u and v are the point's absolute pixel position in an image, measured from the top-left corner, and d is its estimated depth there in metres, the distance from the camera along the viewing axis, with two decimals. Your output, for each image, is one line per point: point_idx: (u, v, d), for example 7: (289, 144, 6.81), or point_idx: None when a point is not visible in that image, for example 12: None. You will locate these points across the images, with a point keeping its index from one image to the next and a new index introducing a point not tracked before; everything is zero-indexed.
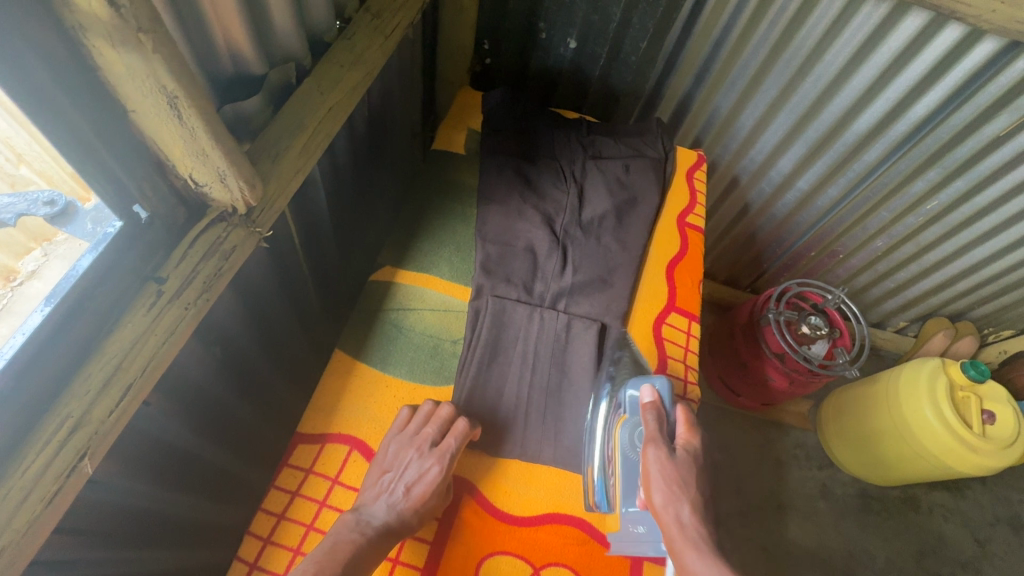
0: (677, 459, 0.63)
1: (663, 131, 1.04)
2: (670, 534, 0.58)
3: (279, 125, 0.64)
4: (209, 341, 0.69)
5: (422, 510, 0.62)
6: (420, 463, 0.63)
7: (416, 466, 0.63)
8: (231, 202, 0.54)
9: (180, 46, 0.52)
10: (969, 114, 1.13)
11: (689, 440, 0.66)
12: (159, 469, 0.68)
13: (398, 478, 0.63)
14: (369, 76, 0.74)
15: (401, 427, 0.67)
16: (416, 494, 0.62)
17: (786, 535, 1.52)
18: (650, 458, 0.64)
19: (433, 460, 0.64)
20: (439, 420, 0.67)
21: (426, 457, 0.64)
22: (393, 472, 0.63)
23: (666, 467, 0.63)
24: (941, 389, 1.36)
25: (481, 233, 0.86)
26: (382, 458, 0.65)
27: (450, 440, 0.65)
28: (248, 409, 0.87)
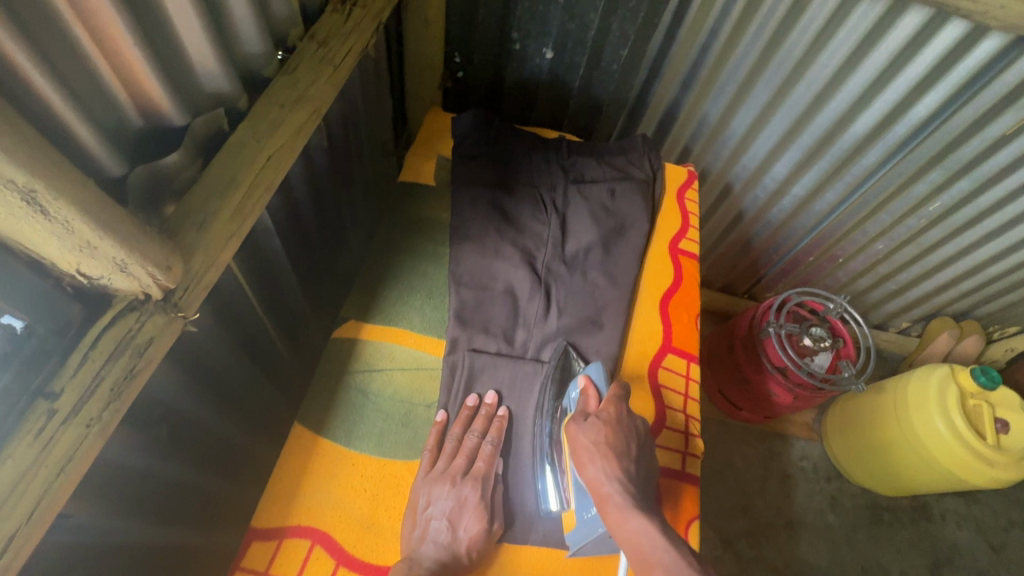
0: (602, 432, 0.62)
1: (650, 148, 0.96)
2: (604, 497, 0.58)
3: (206, 182, 0.54)
4: (154, 428, 0.61)
5: (473, 537, 0.61)
6: (457, 492, 0.62)
7: (455, 496, 0.62)
8: (142, 289, 0.45)
9: (70, 116, 0.44)
10: (972, 113, 1.06)
11: (615, 413, 0.65)
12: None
13: (438, 514, 0.61)
14: (315, 114, 0.65)
15: (428, 463, 0.65)
16: (460, 525, 0.61)
17: (797, 554, 1.45)
18: (575, 435, 0.63)
19: (469, 487, 0.63)
20: (467, 441, 0.66)
21: (462, 486, 0.63)
22: (432, 508, 0.61)
23: (592, 441, 0.62)
24: (952, 400, 1.29)
25: (455, 276, 0.78)
26: (415, 500, 0.62)
27: (482, 463, 0.65)
28: (222, 488, 0.77)
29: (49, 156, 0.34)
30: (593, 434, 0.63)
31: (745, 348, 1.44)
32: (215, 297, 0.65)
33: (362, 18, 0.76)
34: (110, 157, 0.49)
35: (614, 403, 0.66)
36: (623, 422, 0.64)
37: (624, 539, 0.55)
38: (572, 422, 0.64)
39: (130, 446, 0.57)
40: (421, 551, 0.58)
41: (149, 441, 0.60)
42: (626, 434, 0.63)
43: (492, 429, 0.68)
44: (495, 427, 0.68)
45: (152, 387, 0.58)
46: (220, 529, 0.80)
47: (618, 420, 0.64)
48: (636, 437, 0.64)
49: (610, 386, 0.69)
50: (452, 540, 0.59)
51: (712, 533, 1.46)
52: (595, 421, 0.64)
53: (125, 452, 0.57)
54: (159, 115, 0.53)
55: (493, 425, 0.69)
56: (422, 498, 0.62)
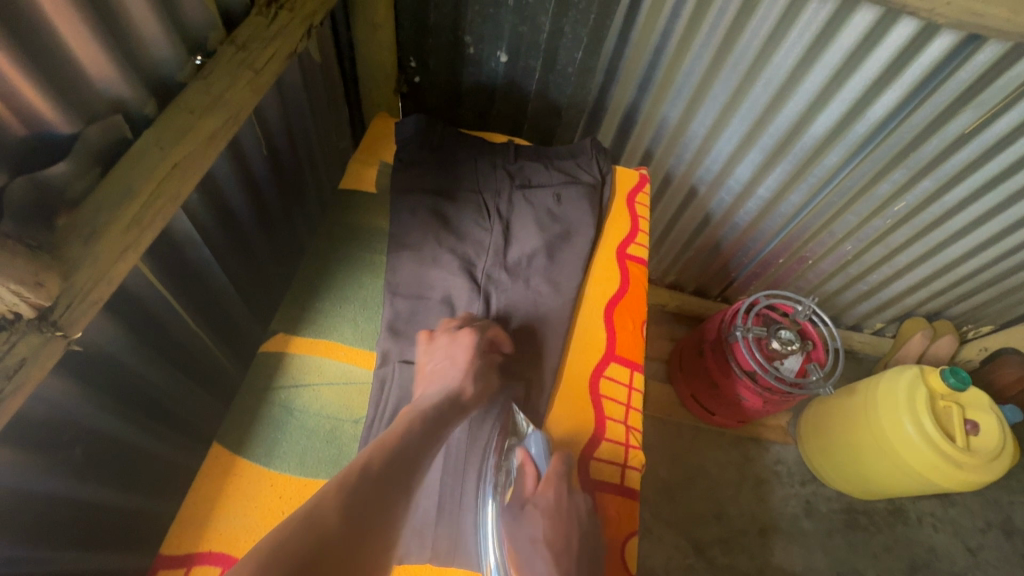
0: (540, 521, 0.61)
1: (599, 152, 0.94)
2: None
3: (99, 193, 0.52)
4: (60, 450, 0.58)
5: (477, 391, 0.66)
6: (453, 340, 0.69)
7: (466, 347, 0.68)
8: (8, 308, 0.43)
9: None
10: (929, 113, 1.05)
11: (556, 494, 0.63)
12: None
13: (439, 362, 0.67)
14: (232, 122, 0.63)
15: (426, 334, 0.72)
16: (460, 365, 0.66)
17: (771, 560, 1.43)
18: (512, 528, 0.62)
19: (465, 333, 0.69)
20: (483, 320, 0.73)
21: (458, 336, 0.69)
22: (434, 362, 0.67)
23: (531, 536, 0.61)
24: (921, 401, 1.27)
25: (391, 286, 0.76)
26: (422, 362, 0.68)
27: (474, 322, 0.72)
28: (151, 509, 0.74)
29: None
30: (531, 528, 0.62)
31: (714, 353, 1.42)
32: (128, 313, 0.62)
33: (290, 22, 0.74)
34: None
35: (551, 485, 0.64)
36: (563, 507, 0.62)
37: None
38: (507, 513, 0.64)
39: (23, 471, 0.54)
40: (425, 397, 0.63)
41: (49, 464, 0.57)
42: (567, 520, 0.61)
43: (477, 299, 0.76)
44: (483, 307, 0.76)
45: (50, 408, 0.55)
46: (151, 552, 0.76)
47: (557, 507, 0.62)
48: (578, 524, 0.62)
49: (551, 459, 0.66)
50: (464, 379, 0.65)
51: (684, 541, 1.43)
52: (533, 512, 0.63)
53: (18, 479, 0.54)
54: (44, 120, 0.50)
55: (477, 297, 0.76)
56: (425, 362, 0.68)
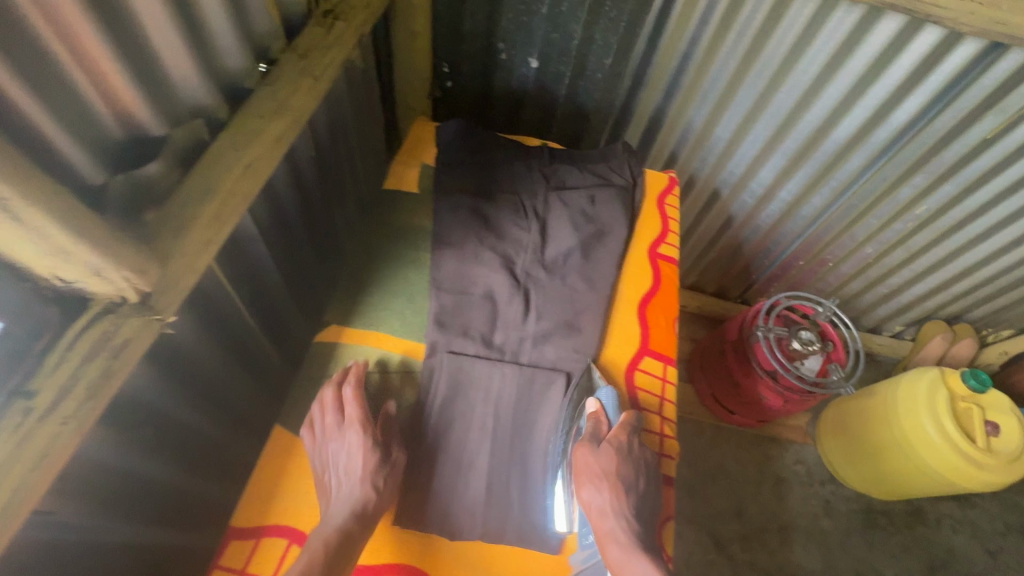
0: (614, 460, 0.67)
1: (630, 156, 0.97)
2: (606, 533, 0.63)
3: (185, 190, 0.56)
4: (142, 429, 0.62)
5: (383, 484, 0.63)
6: (344, 445, 0.64)
7: (357, 451, 0.63)
8: (117, 292, 0.47)
9: (52, 130, 0.46)
10: (951, 118, 1.07)
11: (628, 440, 0.69)
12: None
13: (337, 470, 0.63)
14: (296, 124, 0.67)
15: (313, 436, 0.66)
16: (355, 471, 0.62)
17: (790, 558, 1.45)
18: (585, 461, 0.67)
19: (353, 432, 0.64)
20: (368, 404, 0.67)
21: (345, 436, 0.64)
22: (334, 468, 0.63)
23: (603, 470, 0.66)
24: (941, 404, 1.28)
25: (436, 281, 0.80)
26: (318, 471, 0.64)
27: (352, 408, 0.66)
28: (211, 491, 0.78)
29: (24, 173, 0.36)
30: (604, 462, 0.67)
31: (735, 353, 1.45)
32: (201, 302, 0.66)
33: (344, 31, 0.78)
34: (89, 165, 0.51)
35: (624, 432, 0.69)
36: (632, 451, 0.69)
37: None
38: (583, 446, 0.68)
39: (112, 448, 0.58)
40: (334, 514, 0.60)
41: (132, 443, 0.61)
42: (635, 464, 0.68)
43: (357, 376, 0.70)
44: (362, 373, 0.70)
45: (135, 390, 0.60)
46: (210, 531, 0.81)
47: (626, 450, 0.68)
48: (642, 469, 0.69)
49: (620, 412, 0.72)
50: (364, 486, 0.61)
51: (705, 538, 1.46)
52: (608, 449, 0.68)
53: (107, 454, 0.58)
54: (138, 123, 0.54)
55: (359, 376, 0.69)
56: (322, 469, 0.64)
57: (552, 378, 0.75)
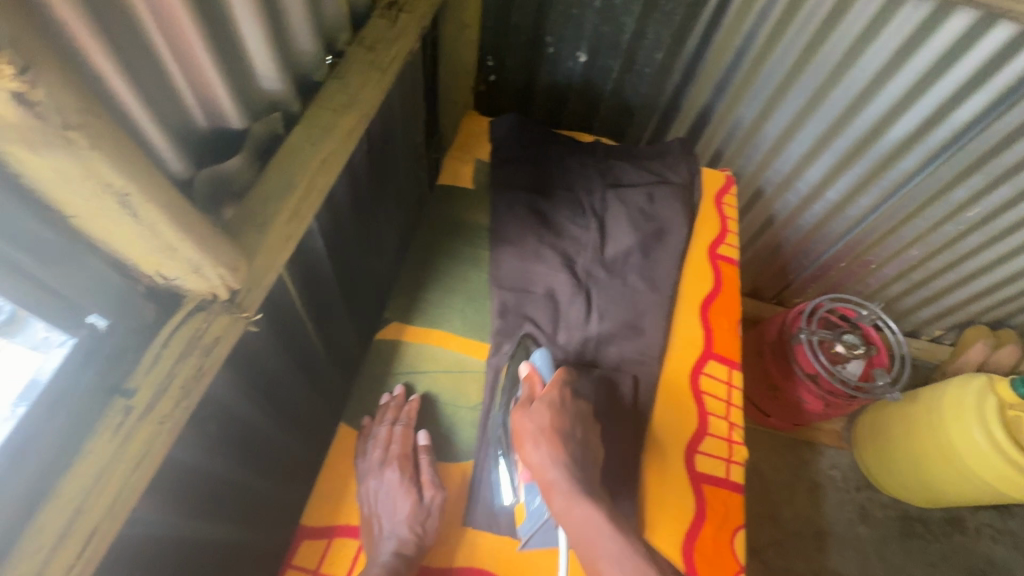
0: (548, 415, 0.62)
1: (687, 153, 0.95)
2: (549, 484, 0.58)
3: (264, 187, 0.55)
4: (216, 429, 0.61)
5: (426, 528, 0.61)
6: (385, 483, 0.62)
7: (401, 489, 0.62)
8: (210, 289, 0.46)
9: (149, 125, 0.45)
10: (1017, 118, 1.03)
11: (560, 396, 0.64)
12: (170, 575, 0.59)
13: (381, 508, 0.62)
14: (364, 118, 0.66)
15: (361, 474, 0.65)
16: (398, 510, 0.60)
17: (827, 564, 1.42)
18: (521, 420, 0.62)
19: (394, 470, 0.63)
20: (411, 442, 0.66)
21: (386, 474, 0.63)
22: (377, 506, 0.62)
23: (537, 428, 0.61)
24: (992, 414, 1.22)
25: (496, 279, 0.79)
26: (363, 509, 0.62)
27: (393, 446, 0.64)
28: (270, 489, 0.77)
29: (147, 174, 0.34)
30: (538, 419, 0.62)
31: (775, 355, 1.42)
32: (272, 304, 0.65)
33: (408, 22, 0.76)
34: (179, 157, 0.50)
35: (556, 388, 0.64)
36: (567, 405, 0.64)
37: (568, 527, 0.56)
38: (518, 408, 0.64)
39: (192, 447, 0.58)
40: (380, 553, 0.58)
41: (209, 441, 0.61)
42: (571, 418, 0.63)
43: (401, 413, 0.68)
44: (405, 410, 0.68)
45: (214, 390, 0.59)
46: (268, 530, 0.80)
47: (562, 404, 0.63)
48: (580, 421, 0.63)
49: (553, 370, 0.68)
50: (409, 532, 0.59)
51: None
52: (540, 406, 0.63)
53: (186, 454, 0.57)
54: (222, 115, 0.53)
55: (404, 410, 0.68)
56: (367, 507, 0.62)
57: (619, 376, 0.73)
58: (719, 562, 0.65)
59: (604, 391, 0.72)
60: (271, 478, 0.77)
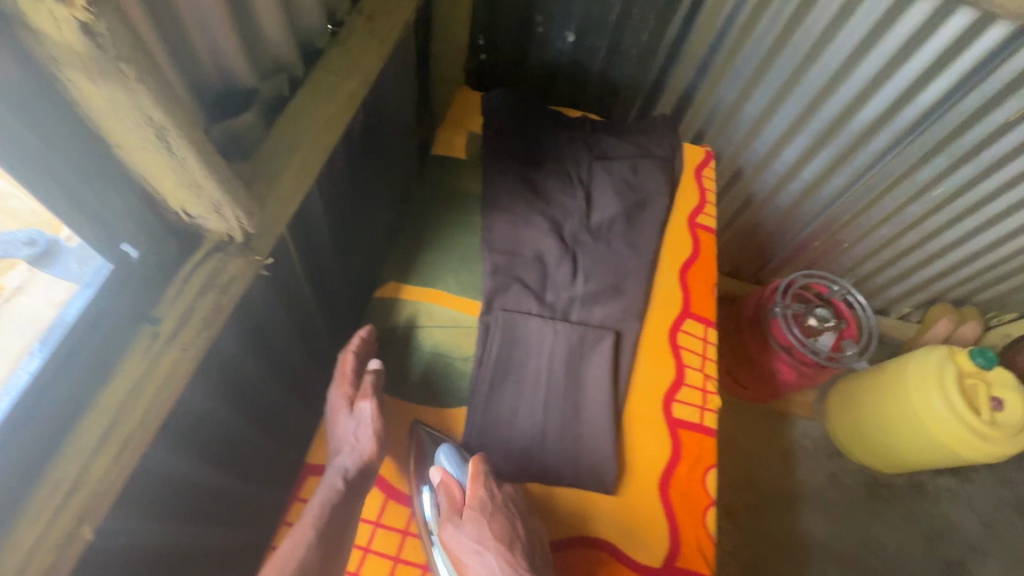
0: (482, 526, 0.61)
1: (669, 128, 1.00)
2: None
3: (274, 142, 0.59)
4: (224, 379, 0.65)
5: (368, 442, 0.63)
6: (335, 405, 0.67)
7: (341, 410, 0.66)
8: (228, 230, 0.50)
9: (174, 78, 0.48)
10: (976, 101, 1.02)
11: (487, 497, 0.63)
12: (176, 511, 0.61)
13: (335, 429, 0.66)
14: (365, 83, 0.69)
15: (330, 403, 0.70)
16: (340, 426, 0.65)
17: (799, 527, 1.48)
18: (454, 541, 0.60)
19: (339, 395, 0.68)
20: (354, 367, 0.69)
21: (337, 398, 0.68)
22: (334, 431, 0.66)
23: (477, 539, 0.61)
24: (952, 380, 1.28)
25: (488, 243, 0.83)
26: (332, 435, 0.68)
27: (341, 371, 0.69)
28: (268, 444, 0.79)
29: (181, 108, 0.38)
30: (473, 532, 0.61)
31: (751, 329, 1.46)
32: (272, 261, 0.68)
33: None
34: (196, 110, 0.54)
35: (478, 488, 0.63)
36: (495, 502, 0.62)
37: None
38: (446, 527, 0.61)
39: (205, 393, 0.61)
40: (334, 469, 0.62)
41: (219, 389, 0.64)
42: (503, 514, 0.62)
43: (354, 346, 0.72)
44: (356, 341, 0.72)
45: (221, 341, 0.62)
46: (266, 484, 0.82)
47: (490, 507, 0.62)
48: (510, 509, 0.63)
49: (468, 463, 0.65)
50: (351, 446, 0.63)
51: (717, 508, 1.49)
52: (473, 518, 0.61)
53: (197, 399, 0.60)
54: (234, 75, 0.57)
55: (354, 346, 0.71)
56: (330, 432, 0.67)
57: (600, 332, 0.78)
58: (692, 498, 0.71)
59: (587, 346, 0.78)
60: (267, 434, 0.79)
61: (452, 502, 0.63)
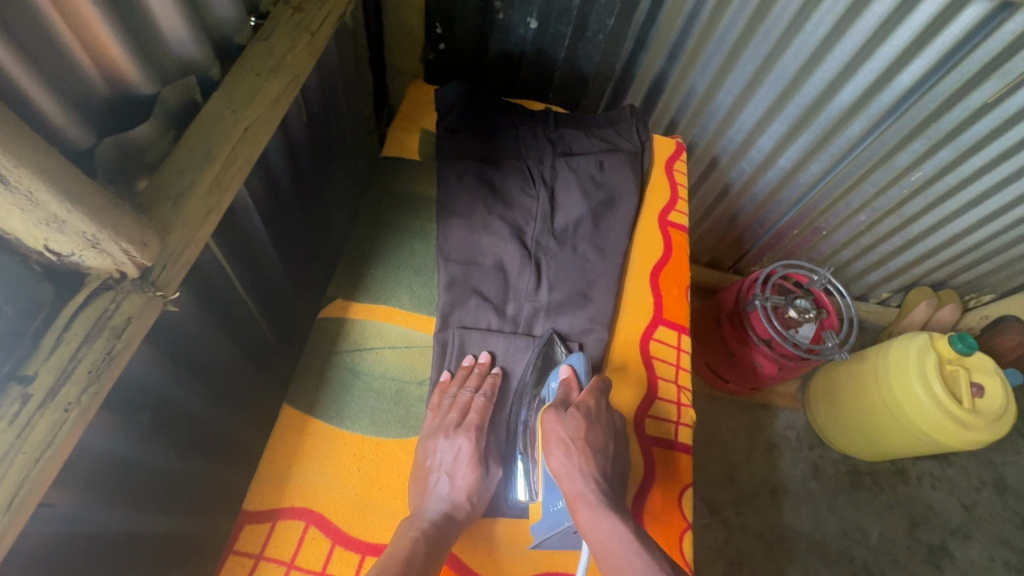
0: (581, 426, 0.63)
1: (638, 119, 0.93)
2: (575, 495, 0.59)
3: (179, 156, 0.51)
4: (128, 405, 0.57)
5: (475, 506, 0.61)
6: (451, 445, 0.63)
7: (467, 461, 0.62)
8: (116, 267, 0.44)
9: (43, 99, 0.43)
10: (953, 83, 0.97)
11: (595, 405, 0.65)
12: (83, 564, 0.55)
13: (438, 468, 0.62)
14: (294, 82, 0.62)
15: (427, 425, 0.65)
16: (458, 480, 0.61)
17: (782, 519, 1.37)
18: (551, 425, 0.63)
19: (463, 438, 0.63)
20: (484, 416, 0.66)
21: (455, 438, 0.63)
22: (435, 465, 0.62)
23: (568, 437, 0.62)
24: (932, 366, 1.21)
25: (444, 252, 0.77)
26: (422, 462, 0.62)
27: (473, 416, 0.65)
28: (211, 474, 0.73)
29: None
30: (571, 428, 0.63)
31: (732, 321, 1.37)
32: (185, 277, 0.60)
33: None
34: (60, 117, 0.45)
35: (593, 396, 0.66)
36: (601, 416, 0.65)
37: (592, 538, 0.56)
38: (550, 411, 0.64)
39: (96, 426, 0.53)
40: (426, 511, 0.58)
41: (117, 422, 0.56)
42: (603, 428, 0.64)
43: (486, 384, 0.68)
44: (489, 383, 0.68)
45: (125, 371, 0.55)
46: (205, 513, 0.75)
47: (597, 416, 0.65)
48: (612, 435, 0.64)
49: (592, 376, 0.69)
50: (460, 498, 0.60)
51: (698, 502, 1.37)
52: (575, 415, 0.64)
53: (95, 441, 0.53)
54: (115, 71, 0.48)
55: (486, 381, 0.69)
56: (426, 458, 0.62)
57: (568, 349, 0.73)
58: (668, 520, 0.66)
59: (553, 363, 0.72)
60: (210, 462, 0.73)
61: (568, 396, 0.66)
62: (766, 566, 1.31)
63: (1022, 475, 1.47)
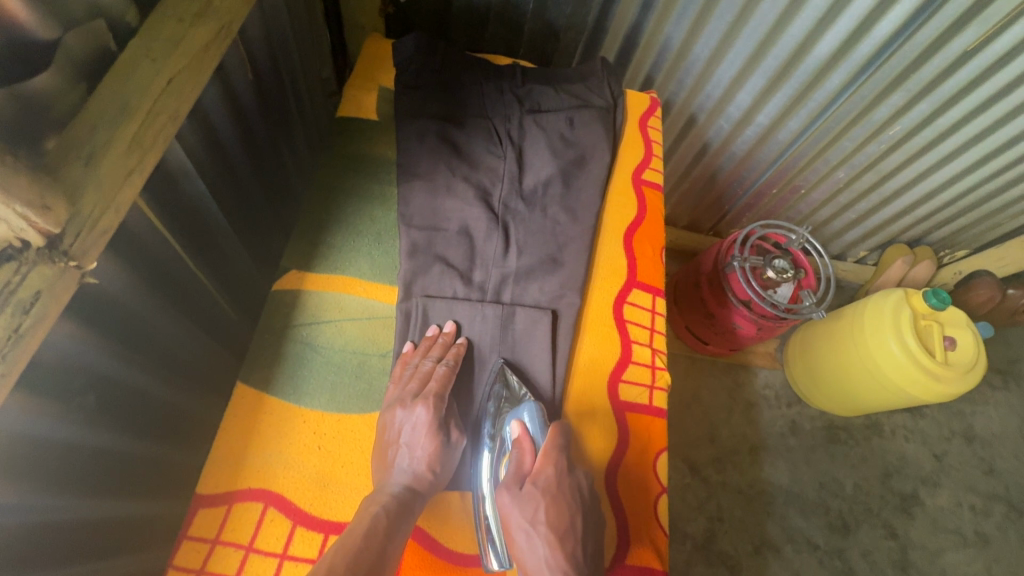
0: (540, 506, 0.55)
1: (609, 73, 0.88)
2: None
3: (92, 112, 0.46)
4: (61, 388, 0.52)
5: (439, 474, 0.59)
6: (410, 414, 0.60)
7: (427, 429, 0.59)
8: (16, 233, 0.40)
9: None
10: (933, 31, 0.93)
11: (554, 475, 0.57)
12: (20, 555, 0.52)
13: (399, 440, 0.59)
14: (226, 29, 0.56)
15: (388, 394, 0.62)
16: (419, 449, 0.58)
17: (760, 475, 1.39)
18: (509, 510, 0.56)
19: (422, 407, 0.60)
20: (447, 385, 0.63)
21: (412, 407, 0.60)
22: (394, 437, 0.59)
23: (529, 520, 0.55)
24: (907, 321, 1.21)
25: (405, 217, 0.73)
26: (382, 436, 0.60)
27: (433, 384, 0.62)
28: (165, 454, 0.69)
29: None
30: (530, 510, 0.55)
31: (710, 283, 1.35)
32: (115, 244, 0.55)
33: None
34: None
35: (551, 462, 0.58)
36: (563, 486, 0.57)
37: None
38: (505, 492, 0.57)
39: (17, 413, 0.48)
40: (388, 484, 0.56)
41: (47, 405, 0.51)
42: (568, 502, 0.56)
43: (450, 354, 0.65)
44: (454, 353, 0.65)
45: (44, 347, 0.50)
46: (164, 493, 0.71)
47: (558, 485, 0.57)
48: (579, 508, 0.57)
49: (547, 432, 0.61)
50: (421, 468, 0.58)
51: (679, 460, 1.39)
52: (532, 494, 0.56)
53: (18, 427, 0.49)
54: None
55: (451, 351, 0.66)
56: (386, 431, 0.60)
57: (536, 316, 0.70)
58: (641, 485, 0.65)
59: (524, 330, 0.69)
60: (162, 443, 0.69)
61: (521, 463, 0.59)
62: (745, 520, 1.34)
63: (990, 424, 1.50)
